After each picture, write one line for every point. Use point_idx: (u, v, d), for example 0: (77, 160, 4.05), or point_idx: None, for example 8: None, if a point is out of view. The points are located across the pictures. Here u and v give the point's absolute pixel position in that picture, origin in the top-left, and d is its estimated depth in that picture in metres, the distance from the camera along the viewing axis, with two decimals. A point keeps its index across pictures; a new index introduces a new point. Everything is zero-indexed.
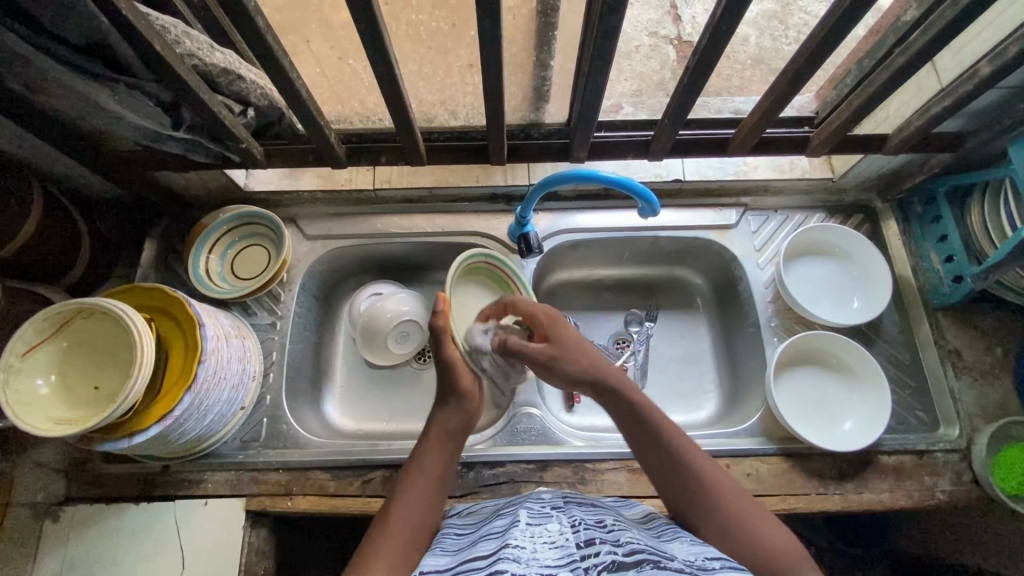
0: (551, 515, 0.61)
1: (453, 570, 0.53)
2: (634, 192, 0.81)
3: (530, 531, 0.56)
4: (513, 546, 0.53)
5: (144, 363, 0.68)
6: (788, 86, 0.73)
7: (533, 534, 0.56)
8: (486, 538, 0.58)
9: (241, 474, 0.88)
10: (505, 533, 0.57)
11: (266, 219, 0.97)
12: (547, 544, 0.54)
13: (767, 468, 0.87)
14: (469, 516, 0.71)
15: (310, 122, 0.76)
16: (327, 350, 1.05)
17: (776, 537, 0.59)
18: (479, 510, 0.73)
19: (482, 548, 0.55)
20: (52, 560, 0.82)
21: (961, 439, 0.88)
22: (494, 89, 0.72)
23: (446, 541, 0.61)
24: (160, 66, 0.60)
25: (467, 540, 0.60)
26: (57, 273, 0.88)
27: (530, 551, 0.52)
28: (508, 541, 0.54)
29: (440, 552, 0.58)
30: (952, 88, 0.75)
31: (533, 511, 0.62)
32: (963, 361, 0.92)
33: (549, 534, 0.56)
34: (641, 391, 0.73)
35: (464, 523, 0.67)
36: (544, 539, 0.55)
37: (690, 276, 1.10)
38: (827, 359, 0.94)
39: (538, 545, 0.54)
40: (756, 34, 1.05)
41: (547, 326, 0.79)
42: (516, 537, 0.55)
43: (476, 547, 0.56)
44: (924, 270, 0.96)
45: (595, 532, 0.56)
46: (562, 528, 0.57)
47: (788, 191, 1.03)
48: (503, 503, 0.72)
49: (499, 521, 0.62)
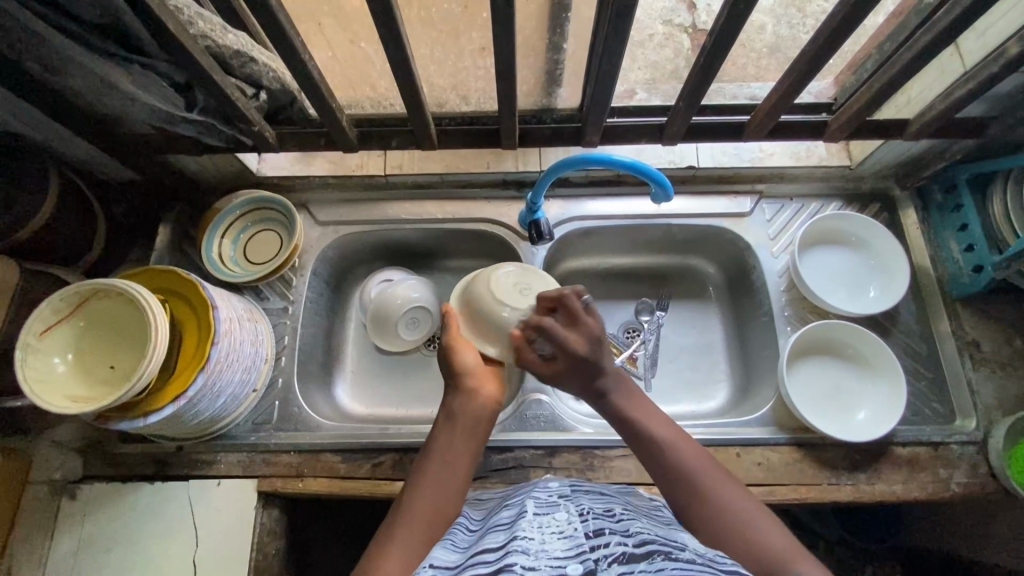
0: (558, 504, 0.61)
1: (461, 564, 0.53)
2: (648, 176, 0.79)
3: (538, 521, 0.56)
4: (521, 537, 0.53)
5: (158, 347, 0.69)
6: (807, 68, 0.71)
7: (541, 524, 0.56)
8: (494, 530, 0.59)
9: (253, 456, 0.89)
10: (513, 525, 0.57)
11: (278, 203, 0.98)
12: (555, 534, 0.54)
13: (779, 457, 0.86)
14: (480, 506, 0.72)
15: (321, 104, 0.76)
16: (338, 335, 1.06)
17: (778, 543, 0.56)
18: (491, 500, 0.74)
19: (492, 539, 0.55)
20: (70, 536, 0.85)
21: (978, 431, 0.86)
22: (505, 71, 0.71)
23: (456, 537, 0.63)
24: (172, 45, 0.60)
25: (477, 534, 0.62)
26: (74, 256, 0.89)
27: (538, 542, 0.52)
28: (516, 531, 0.54)
29: (452, 550, 0.59)
30: (976, 71, 0.73)
31: (540, 500, 0.62)
32: (981, 353, 0.90)
33: (557, 524, 0.56)
34: (655, 416, 0.68)
35: (475, 517, 0.68)
36: (552, 529, 0.55)
37: (702, 265, 1.09)
38: (841, 349, 0.93)
39: (546, 535, 0.54)
40: (773, 23, 1.01)
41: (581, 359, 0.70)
42: (523, 528, 0.55)
43: (485, 540, 0.56)
44: (943, 259, 0.95)
45: (604, 522, 0.56)
46: (569, 516, 0.57)
47: (804, 178, 1.01)
48: (512, 491, 0.73)
49: (507, 512, 0.62)
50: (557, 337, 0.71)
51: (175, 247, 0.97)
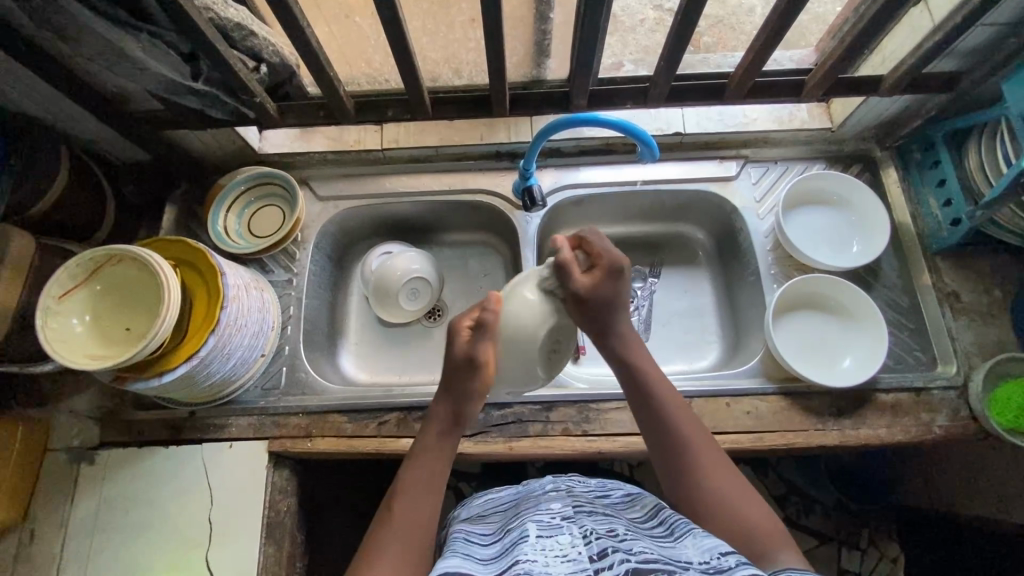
0: (561, 526, 0.61)
1: None
2: (636, 136, 0.82)
3: (541, 544, 0.57)
4: (525, 561, 0.55)
5: (164, 327, 0.72)
6: (779, 25, 0.75)
7: (544, 547, 0.57)
8: (499, 554, 0.60)
9: (263, 419, 0.93)
10: (516, 548, 0.58)
11: (280, 179, 1.01)
12: (558, 556, 0.55)
13: (767, 406, 0.89)
14: (483, 524, 0.71)
15: (319, 75, 0.79)
16: (342, 308, 1.10)
17: (764, 523, 0.61)
18: (492, 513, 0.73)
19: (495, 565, 0.57)
20: (89, 499, 0.89)
21: (959, 376, 0.90)
22: (495, 41, 0.75)
23: (457, 546, 0.63)
24: (176, 12, 0.63)
25: (482, 553, 0.61)
26: (87, 232, 0.94)
27: (541, 564, 0.54)
28: (519, 556, 0.56)
29: (455, 556, 0.60)
30: (943, 24, 0.76)
31: (542, 523, 0.62)
32: (961, 303, 0.93)
33: (560, 546, 0.56)
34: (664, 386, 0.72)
35: (476, 533, 0.68)
36: (555, 552, 0.56)
37: (691, 231, 1.12)
38: (824, 303, 0.96)
39: (550, 558, 0.55)
40: (761, 5, 1.10)
41: (612, 271, 0.73)
42: (526, 552, 0.56)
43: (491, 566, 0.58)
44: (923, 215, 0.98)
45: (607, 543, 0.56)
46: (572, 540, 0.57)
47: (789, 142, 1.04)
48: (513, 511, 0.71)
49: (511, 535, 0.62)
50: (598, 246, 0.75)
51: (181, 225, 1.01)
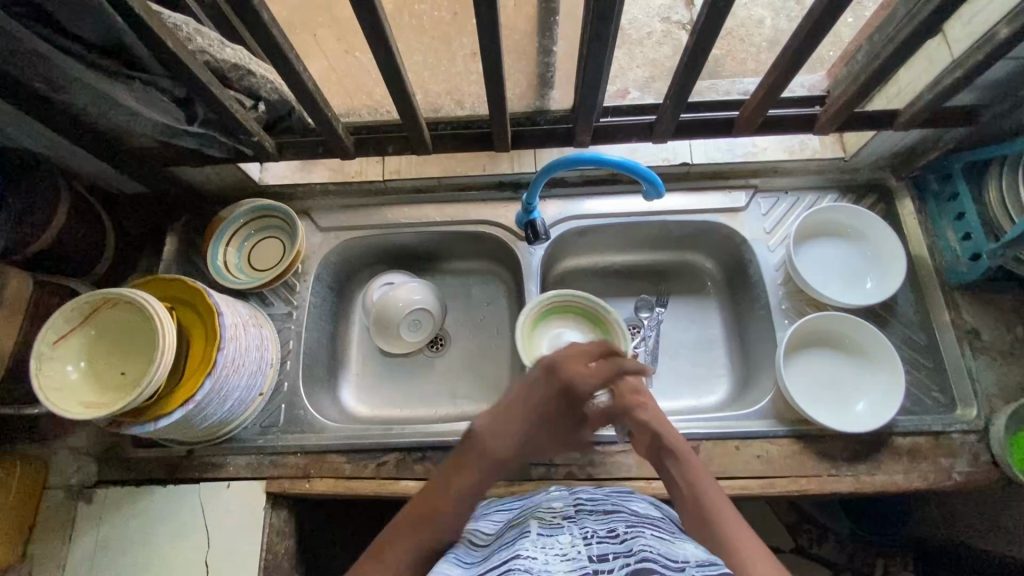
0: (563, 526, 0.59)
1: None
2: (640, 175, 0.80)
3: (541, 542, 0.55)
4: (523, 557, 0.53)
5: (159, 373, 0.70)
6: (791, 62, 0.72)
7: (545, 545, 0.55)
8: (500, 549, 0.58)
9: (261, 458, 0.91)
10: (516, 544, 0.56)
11: (280, 211, 1.00)
12: (558, 555, 0.53)
13: (778, 449, 0.86)
14: (485, 524, 0.69)
15: (317, 114, 0.77)
16: (343, 340, 1.08)
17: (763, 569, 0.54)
18: (496, 514, 0.71)
19: (495, 561, 0.55)
20: (86, 540, 0.87)
21: (979, 420, 0.86)
22: (497, 80, 0.73)
23: (459, 552, 0.61)
24: (170, 59, 0.62)
25: (482, 552, 0.60)
26: (84, 268, 0.92)
27: (541, 561, 0.52)
28: (519, 551, 0.54)
29: (456, 561, 0.58)
30: (963, 59, 0.73)
31: (543, 522, 0.60)
32: (981, 341, 0.90)
33: (561, 545, 0.54)
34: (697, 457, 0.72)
35: (479, 534, 0.66)
36: (556, 550, 0.54)
37: (700, 260, 1.09)
38: (838, 341, 0.93)
39: (550, 555, 0.53)
40: (771, 16, 1.08)
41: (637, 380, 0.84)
42: (526, 548, 0.54)
43: (490, 559, 0.57)
44: (941, 249, 0.94)
45: (608, 544, 0.54)
46: (574, 539, 0.55)
47: (800, 172, 1.01)
48: (516, 510, 0.69)
49: (513, 532, 0.61)
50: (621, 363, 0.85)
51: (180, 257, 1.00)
